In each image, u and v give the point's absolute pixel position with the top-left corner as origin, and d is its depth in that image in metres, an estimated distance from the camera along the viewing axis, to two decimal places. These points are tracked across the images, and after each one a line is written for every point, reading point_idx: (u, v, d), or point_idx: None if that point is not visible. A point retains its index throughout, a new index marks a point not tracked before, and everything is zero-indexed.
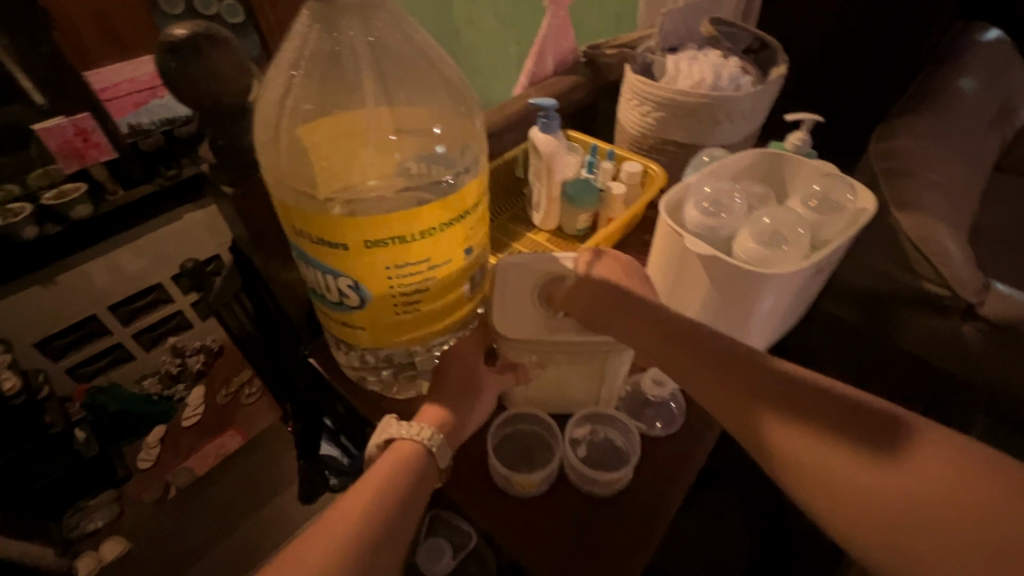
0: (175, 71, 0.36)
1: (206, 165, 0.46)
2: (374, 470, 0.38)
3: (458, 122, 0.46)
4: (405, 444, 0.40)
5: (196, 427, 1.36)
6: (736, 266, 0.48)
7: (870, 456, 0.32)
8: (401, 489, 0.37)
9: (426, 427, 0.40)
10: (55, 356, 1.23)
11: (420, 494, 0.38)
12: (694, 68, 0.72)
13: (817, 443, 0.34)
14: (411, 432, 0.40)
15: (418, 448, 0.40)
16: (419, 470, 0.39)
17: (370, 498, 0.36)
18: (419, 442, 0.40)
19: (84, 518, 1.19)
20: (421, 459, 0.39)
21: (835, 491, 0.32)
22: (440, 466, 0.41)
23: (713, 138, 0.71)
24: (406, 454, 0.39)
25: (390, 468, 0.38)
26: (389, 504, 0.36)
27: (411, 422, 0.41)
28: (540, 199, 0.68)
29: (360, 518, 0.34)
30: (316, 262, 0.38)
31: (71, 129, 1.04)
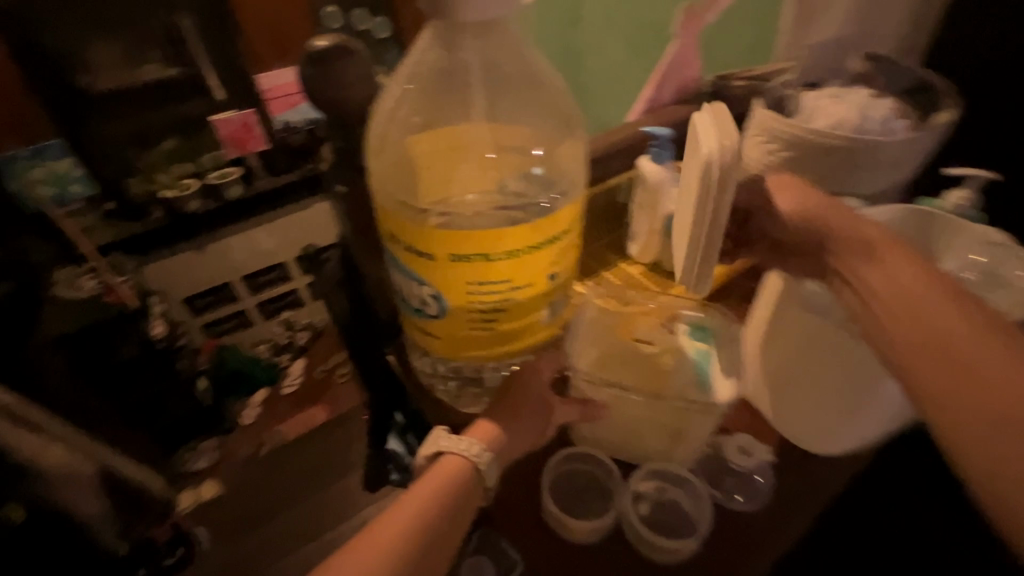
0: (310, 76, 0.40)
1: (327, 163, 0.51)
2: (421, 482, 0.38)
3: (560, 144, 0.45)
4: (452, 459, 0.39)
5: (295, 396, 1.34)
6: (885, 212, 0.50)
7: (999, 378, 0.36)
8: (442, 509, 0.37)
9: (477, 444, 0.39)
10: (194, 312, 1.34)
11: (464, 512, 0.38)
12: (837, 105, 0.65)
13: (957, 358, 0.37)
14: (459, 449, 0.39)
15: (465, 464, 0.39)
16: (464, 488, 0.38)
17: (411, 514, 0.36)
18: (467, 458, 0.39)
19: (192, 457, 1.26)
20: (467, 477, 0.39)
21: (956, 396, 0.36)
22: (486, 487, 0.40)
23: (850, 185, 0.63)
24: (452, 468, 0.38)
25: (438, 482, 0.38)
26: (432, 519, 0.36)
27: (462, 437, 0.40)
28: (640, 230, 0.65)
29: (409, 531, 0.35)
30: (404, 269, 0.39)
31: (239, 121, 1.25)
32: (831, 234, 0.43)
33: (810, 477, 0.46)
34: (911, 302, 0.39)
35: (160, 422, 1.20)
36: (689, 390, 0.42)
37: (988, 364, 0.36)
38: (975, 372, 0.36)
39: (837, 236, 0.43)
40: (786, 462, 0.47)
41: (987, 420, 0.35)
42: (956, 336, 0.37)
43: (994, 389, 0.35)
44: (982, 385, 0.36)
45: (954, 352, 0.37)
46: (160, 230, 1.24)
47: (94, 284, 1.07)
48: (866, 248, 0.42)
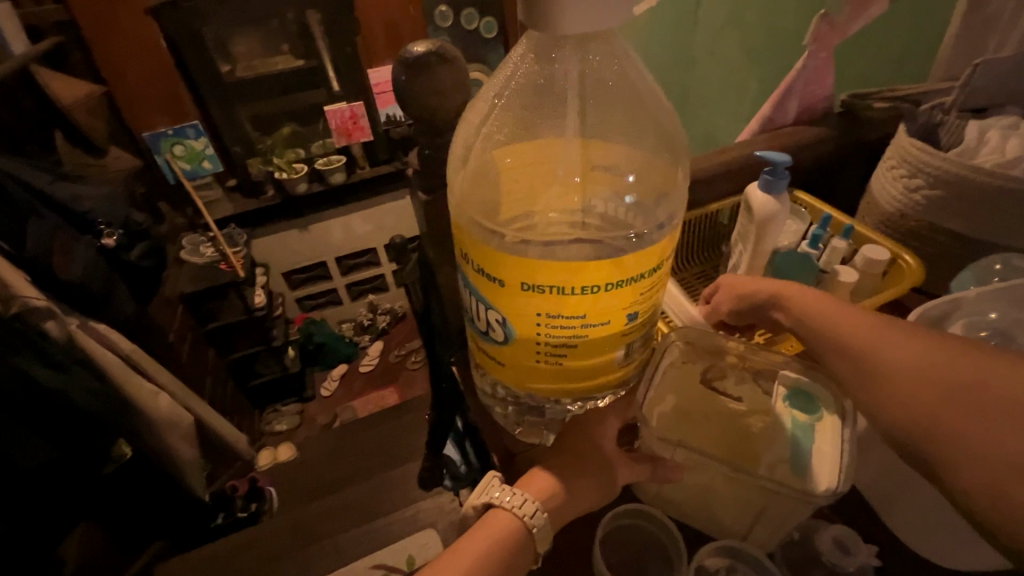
0: (403, 83, 0.39)
1: (412, 170, 0.50)
2: (472, 535, 0.37)
3: (658, 171, 0.41)
4: (504, 515, 0.37)
5: (368, 373, 1.89)
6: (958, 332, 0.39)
7: (890, 353, 0.33)
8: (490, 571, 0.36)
9: (531, 502, 0.37)
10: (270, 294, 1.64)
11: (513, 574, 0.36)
12: (1012, 140, 0.53)
13: (856, 348, 0.35)
14: (511, 502, 0.37)
15: (518, 523, 0.37)
16: (514, 549, 0.37)
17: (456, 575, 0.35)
18: (520, 517, 0.37)
19: (276, 419, 1.75)
20: (518, 537, 0.37)
21: (870, 380, 0.34)
22: (537, 549, 0.38)
23: (1017, 240, 0.52)
24: (502, 523, 0.37)
25: (489, 539, 0.37)
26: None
27: (515, 490, 0.38)
28: (738, 263, 0.58)
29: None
30: (473, 291, 0.37)
31: (348, 113, 1.59)
32: (755, 294, 0.45)
33: None
34: (804, 312, 0.40)
35: (251, 382, 1.70)
36: (782, 470, 0.36)
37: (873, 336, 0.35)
38: (883, 365, 0.33)
39: (754, 292, 0.45)
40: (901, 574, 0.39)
41: (887, 379, 0.33)
42: (847, 332, 0.36)
43: (889, 367, 0.33)
44: (869, 354, 0.34)
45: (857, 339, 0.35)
46: (278, 207, 1.63)
47: (212, 253, 1.48)
48: (771, 285, 0.44)
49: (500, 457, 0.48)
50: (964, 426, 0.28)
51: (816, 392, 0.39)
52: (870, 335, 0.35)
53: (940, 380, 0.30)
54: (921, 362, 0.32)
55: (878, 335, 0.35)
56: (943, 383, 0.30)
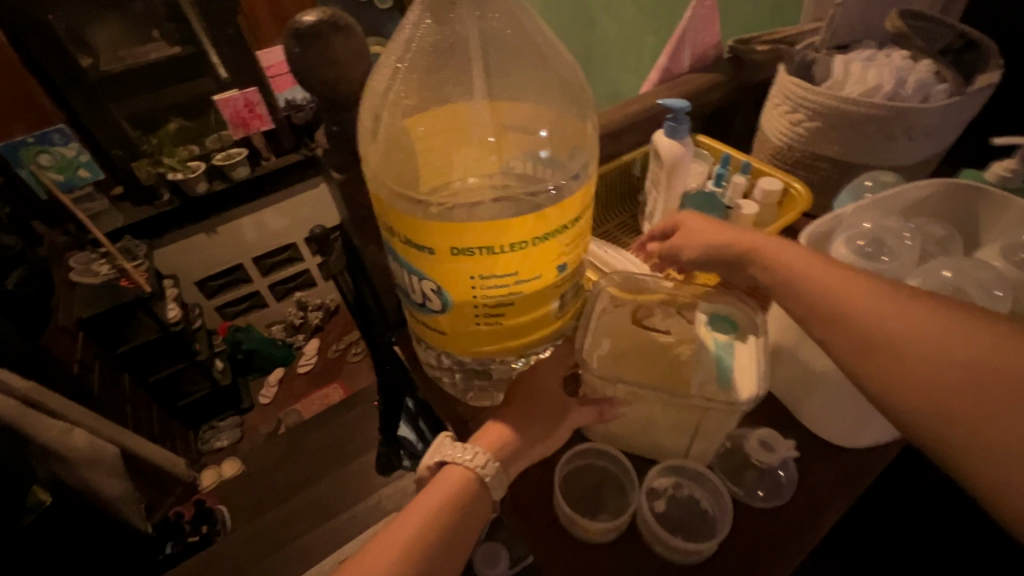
0: (297, 57, 0.35)
1: (321, 151, 0.48)
2: (427, 491, 0.38)
3: (568, 124, 0.42)
4: (456, 468, 0.38)
5: (307, 373, 1.81)
6: (846, 254, 0.42)
7: (906, 334, 0.32)
8: (447, 524, 0.36)
9: (482, 453, 0.38)
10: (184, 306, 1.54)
11: (471, 521, 0.37)
12: (870, 70, 0.59)
13: (865, 325, 0.34)
14: (462, 457, 0.39)
15: (470, 474, 0.38)
16: (469, 499, 0.38)
17: (413, 532, 0.35)
18: (471, 468, 0.38)
19: (214, 436, 1.65)
20: (472, 487, 0.38)
21: (883, 360, 0.32)
22: (493, 498, 0.39)
23: (882, 159, 0.59)
24: (455, 474, 0.38)
25: (444, 492, 0.37)
26: (436, 530, 0.36)
27: (466, 445, 0.39)
28: (654, 209, 0.62)
29: (414, 542, 0.35)
30: (403, 262, 0.37)
31: (242, 101, 1.48)
32: (733, 247, 0.45)
33: (845, 472, 0.44)
34: (794, 273, 0.39)
35: (179, 403, 1.59)
36: (710, 388, 0.39)
37: (891, 311, 0.33)
38: (899, 345, 0.32)
39: (728, 246, 0.45)
40: (816, 455, 0.45)
41: (892, 353, 0.32)
42: (856, 305, 0.34)
43: (906, 348, 0.32)
44: (876, 328, 0.33)
45: (871, 319, 0.33)
46: (174, 213, 1.48)
47: (108, 270, 1.33)
48: (749, 240, 0.43)
49: (454, 424, 0.48)
50: (986, 423, 0.28)
51: (729, 313, 0.43)
52: (882, 313, 0.33)
53: (965, 369, 0.29)
54: (942, 347, 0.31)
55: (894, 312, 0.33)
56: (966, 375, 0.29)
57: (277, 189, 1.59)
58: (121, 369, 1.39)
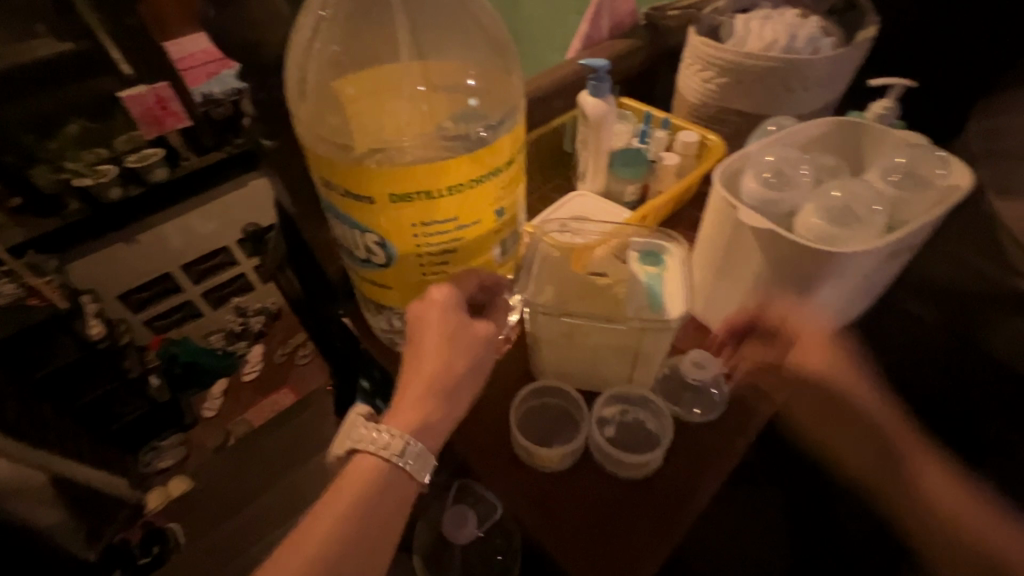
0: (213, 19, 0.36)
1: (248, 122, 0.47)
2: (338, 485, 0.37)
3: (495, 74, 0.44)
4: (368, 459, 0.37)
5: (253, 381, 1.75)
6: (796, 243, 0.42)
7: None
8: (354, 525, 0.35)
9: (399, 438, 0.37)
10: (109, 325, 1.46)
11: (389, 514, 0.37)
12: (767, 27, 0.65)
13: None
14: (375, 445, 0.37)
15: (380, 463, 0.37)
16: (382, 489, 0.37)
17: (317, 545, 0.34)
18: (382, 456, 0.37)
19: (156, 457, 1.56)
20: (383, 476, 0.37)
21: None
22: (416, 479, 0.38)
23: (783, 108, 0.64)
24: (368, 464, 0.37)
25: (358, 485, 0.36)
26: (349, 530, 0.35)
27: (378, 427, 0.37)
28: (586, 168, 0.64)
29: (324, 545, 0.34)
30: (344, 217, 0.38)
31: (152, 97, 1.35)
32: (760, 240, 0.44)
33: (765, 384, 0.50)
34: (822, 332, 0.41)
35: (111, 427, 1.49)
36: (643, 311, 0.43)
37: None
38: None
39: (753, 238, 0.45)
40: (740, 372, 0.50)
41: None
42: None
43: None
44: None
45: None
46: (86, 222, 1.37)
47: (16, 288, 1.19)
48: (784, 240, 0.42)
49: None
50: None
51: (659, 250, 0.47)
52: None
53: None
54: None
55: None
56: None
57: (202, 191, 1.50)
58: (41, 398, 1.26)
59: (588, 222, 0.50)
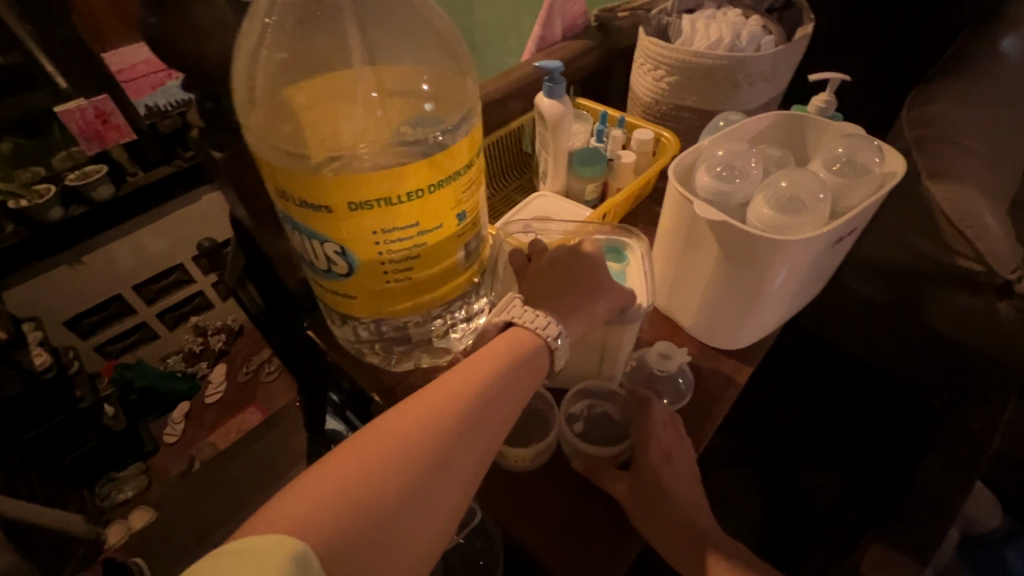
0: (155, 26, 0.34)
1: (197, 134, 0.45)
2: (472, 360, 0.36)
3: (450, 77, 0.44)
4: (525, 333, 0.39)
5: (217, 403, 1.68)
6: (748, 233, 0.43)
7: None
8: (493, 384, 0.35)
9: (552, 322, 0.39)
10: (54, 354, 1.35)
11: (513, 404, 0.36)
12: (711, 26, 0.68)
13: None
14: (533, 323, 0.39)
15: (537, 337, 0.39)
16: (532, 359, 0.38)
17: (457, 391, 0.34)
18: (542, 334, 0.39)
19: (116, 489, 1.49)
20: (536, 348, 0.38)
21: None
22: (555, 364, 0.40)
23: (731, 104, 0.67)
24: (517, 341, 0.38)
25: (489, 366, 0.36)
26: (470, 407, 0.33)
27: (534, 312, 0.40)
28: (546, 168, 0.65)
29: (449, 412, 0.33)
30: (302, 227, 0.37)
31: (92, 111, 1.27)
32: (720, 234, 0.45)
33: (727, 370, 0.52)
34: None
35: (63, 462, 1.40)
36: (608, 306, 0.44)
37: None
38: None
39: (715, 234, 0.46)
40: (703, 360, 0.53)
41: None
42: None
43: None
44: None
45: None
46: (25, 246, 1.27)
47: None
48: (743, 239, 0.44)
49: (381, 394, 0.49)
50: None
51: (622, 245, 0.48)
52: None
53: None
54: None
55: None
56: None
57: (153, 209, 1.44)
58: None
59: (550, 222, 0.51)
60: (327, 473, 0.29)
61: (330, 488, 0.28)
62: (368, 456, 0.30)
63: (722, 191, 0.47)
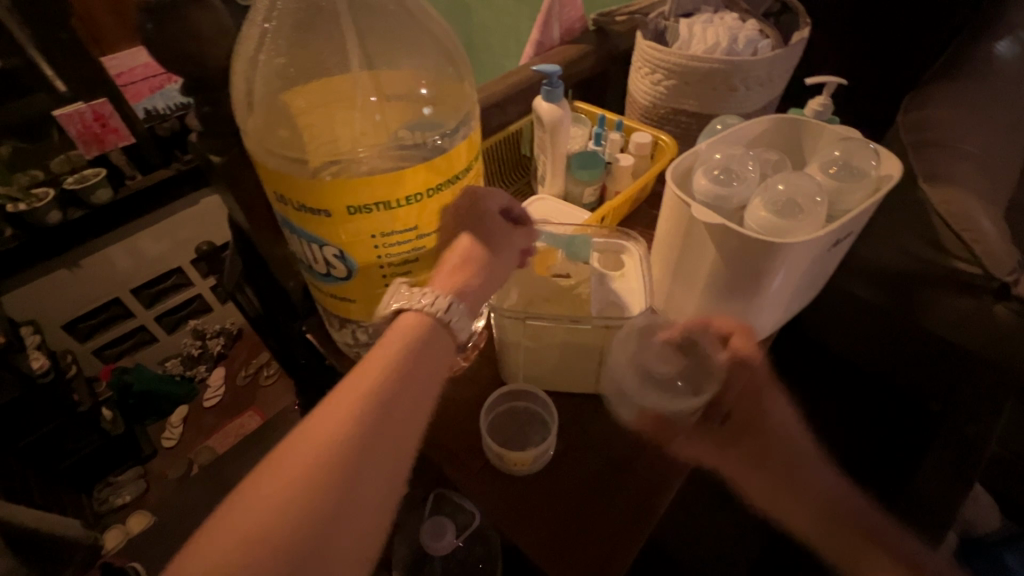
0: (150, 32, 0.33)
1: (194, 138, 0.45)
2: (379, 352, 0.32)
3: (447, 81, 0.44)
4: (413, 315, 0.33)
5: (216, 406, 1.68)
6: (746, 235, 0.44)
7: None
8: (404, 378, 0.31)
9: (440, 297, 0.34)
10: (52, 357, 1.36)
11: (423, 391, 0.32)
12: (709, 31, 0.68)
13: None
14: (424, 304, 0.33)
15: (427, 318, 0.33)
16: (427, 338, 0.33)
17: (365, 393, 0.30)
18: (430, 313, 0.33)
19: (114, 493, 1.48)
20: (430, 329, 0.33)
21: None
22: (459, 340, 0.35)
23: (728, 108, 0.67)
24: (405, 332, 0.33)
25: (391, 361, 0.31)
26: (381, 404, 0.30)
27: (423, 290, 0.34)
28: (544, 171, 0.65)
29: (358, 416, 0.29)
30: (300, 231, 0.37)
31: (90, 114, 1.26)
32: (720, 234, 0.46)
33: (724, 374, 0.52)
34: None
35: (61, 466, 1.40)
36: (608, 310, 0.45)
37: None
38: None
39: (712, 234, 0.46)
40: None
41: None
42: None
43: None
44: None
45: None
46: (23, 250, 1.26)
47: None
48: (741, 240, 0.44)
49: None
50: None
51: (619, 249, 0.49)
52: None
53: None
54: None
55: None
56: None
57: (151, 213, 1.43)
58: None
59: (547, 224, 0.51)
60: (214, 543, 0.26)
61: (223, 559, 0.25)
62: (258, 512, 0.26)
63: (719, 191, 0.48)
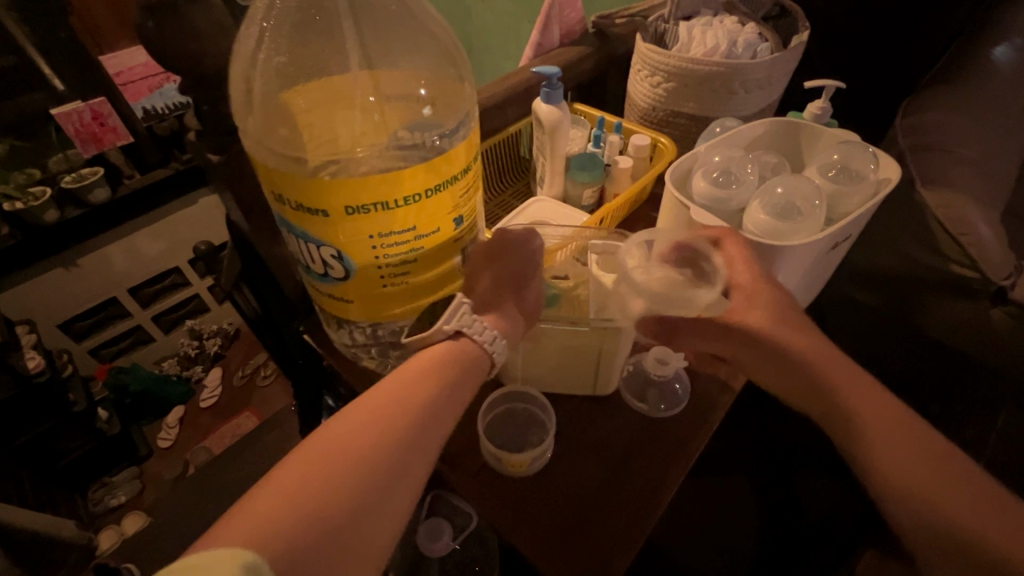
0: (150, 31, 0.34)
1: (194, 138, 0.46)
2: (420, 364, 0.36)
3: (446, 81, 0.44)
4: (472, 345, 0.38)
5: (212, 407, 1.67)
6: None
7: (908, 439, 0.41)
8: (439, 393, 0.35)
9: (494, 333, 0.39)
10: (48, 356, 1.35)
11: (458, 408, 0.36)
12: (708, 33, 0.68)
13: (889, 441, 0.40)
14: (480, 334, 0.38)
15: (481, 351, 0.38)
16: (470, 367, 0.38)
17: (405, 400, 0.34)
18: (485, 347, 0.38)
19: (109, 493, 1.47)
20: (482, 363, 0.38)
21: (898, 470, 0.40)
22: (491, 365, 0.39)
23: (727, 110, 0.67)
24: (448, 358, 0.37)
25: (432, 375, 0.36)
26: (419, 412, 0.34)
27: (481, 321, 0.39)
28: (544, 173, 0.65)
29: (400, 415, 0.33)
30: (299, 232, 0.37)
31: (88, 113, 1.25)
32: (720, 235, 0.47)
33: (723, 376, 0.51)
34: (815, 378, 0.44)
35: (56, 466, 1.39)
36: (604, 313, 0.44)
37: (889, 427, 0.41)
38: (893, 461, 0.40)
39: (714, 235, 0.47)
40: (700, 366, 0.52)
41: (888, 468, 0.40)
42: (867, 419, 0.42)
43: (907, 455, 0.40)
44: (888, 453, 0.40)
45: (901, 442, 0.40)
46: (20, 249, 1.25)
47: None
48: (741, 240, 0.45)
49: None
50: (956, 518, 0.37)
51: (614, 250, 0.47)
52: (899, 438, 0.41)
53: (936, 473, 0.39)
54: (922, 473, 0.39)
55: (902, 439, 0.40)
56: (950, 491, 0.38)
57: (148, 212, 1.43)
58: None
59: (545, 226, 0.50)
60: (253, 511, 0.28)
61: (252, 530, 0.27)
62: (290, 494, 0.29)
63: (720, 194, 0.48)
